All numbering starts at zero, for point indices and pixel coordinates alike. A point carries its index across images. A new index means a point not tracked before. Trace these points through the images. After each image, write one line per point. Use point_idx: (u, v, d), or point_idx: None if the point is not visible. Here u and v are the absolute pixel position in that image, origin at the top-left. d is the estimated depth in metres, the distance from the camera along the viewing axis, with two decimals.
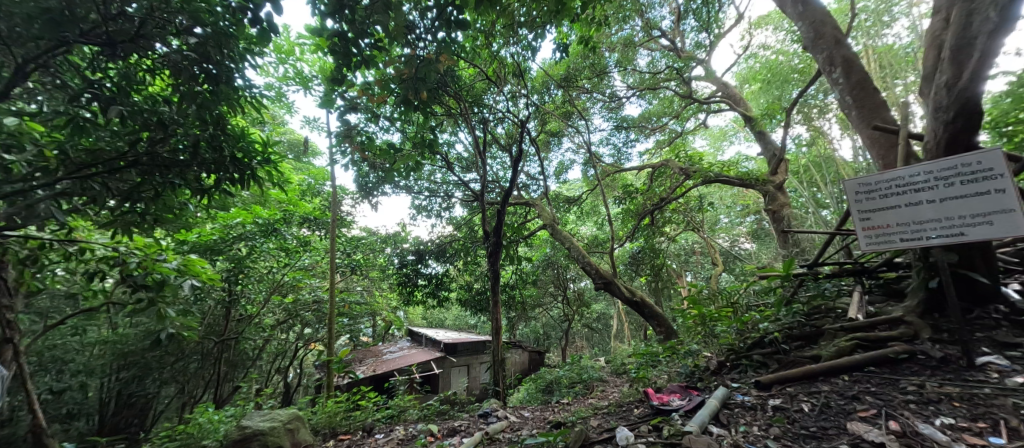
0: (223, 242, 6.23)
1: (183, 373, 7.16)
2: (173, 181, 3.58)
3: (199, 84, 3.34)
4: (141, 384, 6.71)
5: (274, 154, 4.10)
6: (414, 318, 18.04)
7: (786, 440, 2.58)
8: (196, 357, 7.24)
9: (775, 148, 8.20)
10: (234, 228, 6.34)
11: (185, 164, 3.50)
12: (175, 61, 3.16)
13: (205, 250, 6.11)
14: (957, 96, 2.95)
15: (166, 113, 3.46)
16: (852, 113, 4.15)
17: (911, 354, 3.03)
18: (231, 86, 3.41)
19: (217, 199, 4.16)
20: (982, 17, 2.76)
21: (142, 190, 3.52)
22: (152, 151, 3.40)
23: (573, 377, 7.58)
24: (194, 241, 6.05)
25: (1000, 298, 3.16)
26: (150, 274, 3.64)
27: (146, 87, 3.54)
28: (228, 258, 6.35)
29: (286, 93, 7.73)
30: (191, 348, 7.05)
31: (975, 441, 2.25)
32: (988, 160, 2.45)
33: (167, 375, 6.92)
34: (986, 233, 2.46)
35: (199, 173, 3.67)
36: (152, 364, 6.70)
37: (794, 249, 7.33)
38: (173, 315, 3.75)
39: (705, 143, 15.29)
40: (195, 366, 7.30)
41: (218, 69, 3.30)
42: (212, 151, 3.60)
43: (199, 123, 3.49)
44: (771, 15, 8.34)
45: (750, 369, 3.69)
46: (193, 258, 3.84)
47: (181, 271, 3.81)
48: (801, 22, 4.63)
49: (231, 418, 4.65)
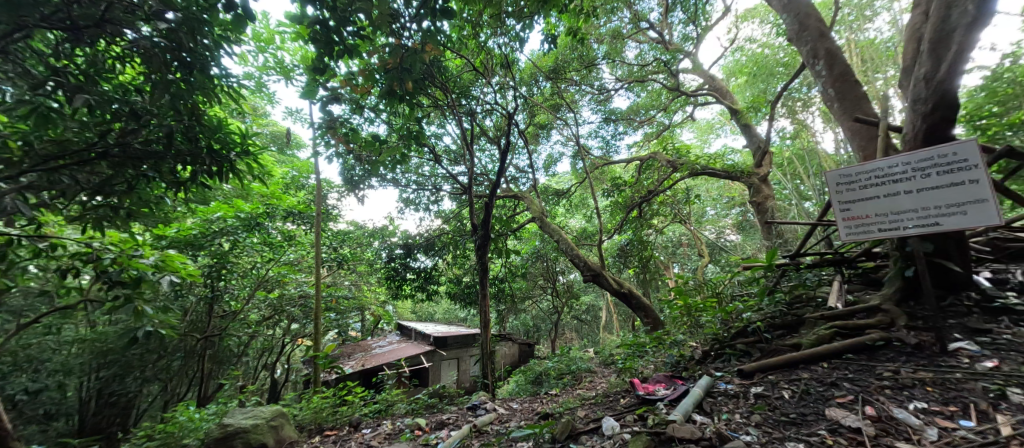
0: (204, 237, 6.11)
1: (167, 372, 6.94)
2: (148, 174, 3.49)
3: (172, 72, 3.24)
4: (122, 383, 6.53)
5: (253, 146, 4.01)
6: (404, 312, 18.08)
7: (767, 428, 2.64)
8: (179, 354, 7.01)
9: (761, 140, 8.26)
10: (215, 222, 6.24)
11: (159, 155, 3.42)
12: (145, 47, 3.07)
13: (184, 245, 6.02)
14: (935, 88, 2.97)
15: (138, 103, 3.37)
16: (835, 105, 4.18)
17: (887, 341, 3.08)
18: (206, 74, 3.33)
19: (194, 192, 4.07)
20: (960, 10, 2.80)
21: (115, 184, 3.43)
22: (124, 142, 3.30)
23: (562, 368, 7.65)
24: (172, 235, 5.98)
25: (972, 285, 3.21)
26: (127, 269, 3.57)
27: (116, 75, 3.44)
28: (210, 253, 6.20)
29: (265, 83, 7.56)
30: (173, 345, 6.76)
31: (947, 424, 2.33)
32: (963, 150, 2.50)
33: (148, 374, 6.73)
34: (961, 222, 2.51)
35: (175, 165, 3.58)
36: (133, 361, 6.52)
37: (779, 240, 7.46)
38: (150, 313, 3.69)
39: (692, 135, 15.44)
40: (178, 363, 7.05)
41: (192, 56, 3.23)
42: (187, 142, 3.53)
43: (174, 113, 3.40)
44: (756, 9, 8.40)
45: (734, 358, 3.75)
46: (172, 253, 3.78)
47: (160, 267, 3.75)
48: (786, 14, 4.60)
49: (213, 416, 4.65)
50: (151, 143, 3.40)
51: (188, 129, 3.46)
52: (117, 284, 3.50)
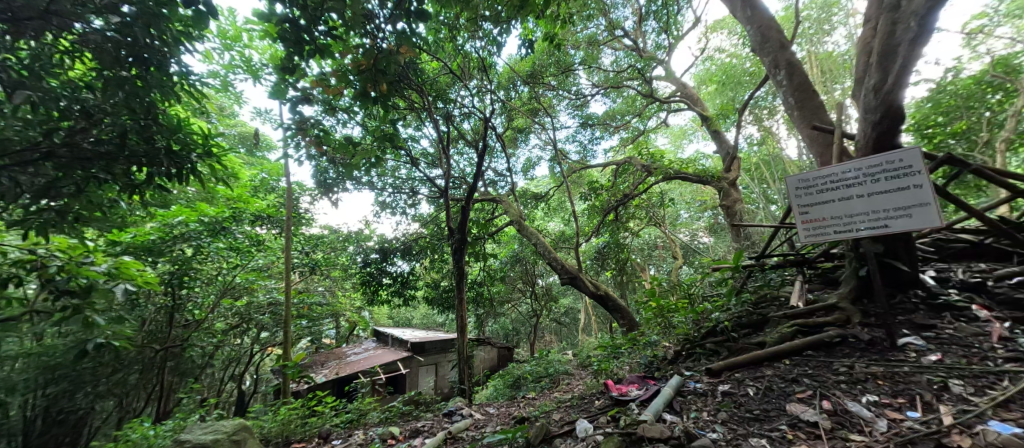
0: (163, 242, 5.83)
1: (121, 386, 6.57)
2: (100, 176, 3.36)
3: (128, 69, 3.21)
4: (71, 400, 5.99)
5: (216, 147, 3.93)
6: (381, 317, 17.87)
7: (732, 424, 2.73)
8: (135, 367, 6.72)
9: (730, 145, 8.50)
10: (176, 226, 6.00)
11: (112, 156, 3.31)
12: (96, 42, 3.04)
13: (142, 251, 5.74)
14: (883, 99, 3.13)
15: (89, 101, 3.28)
16: (795, 114, 4.36)
17: (843, 338, 3.22)
18: (164, 72, 3.31)
19: (151, 196, 3.97)
20: (904, 26, 2.96)
21: (62, 186, 3.29)
22: (72, 141, 3.20)
23: (539, 371, 7.72)
24: (127, 241, 5.64)
25: (918, 283, 3.39)
26: (75, 277, 3.46)
27: (65, 70, 3.31)
28: (171, 260, 6.00)
29: (233, 83, 7.40)
30: (129, 357, 6.50)
31: (895, 416, 2.45)
32: (908, 157, 2.64)
33: (101, 389, 6.26)
34: (907, 225, 2.66)
35: (131, 167, 3.46)
36: (86, 375, 5.98)
37: (747, 242, 7.70)
38: (101, 324, 3.60)
39: (667, 141, 15.80)
40: (135, 377, 6.78)
41: (149, 52, 3.22)
42: (143, 142, 3.45)
43: (129, 112, 3.31)
44: (725, 20, 8.68)
45: (704, 357, 3.84)
46: (126, 260, 3.70)
47: (113, 275, 3.66)
48: (749, 26, 4.76)
49: (170, 432, 4.47)
50: (103, 143, 3.30)
51: (143, 129, 3.37)
52: (65, 294, 3.37)
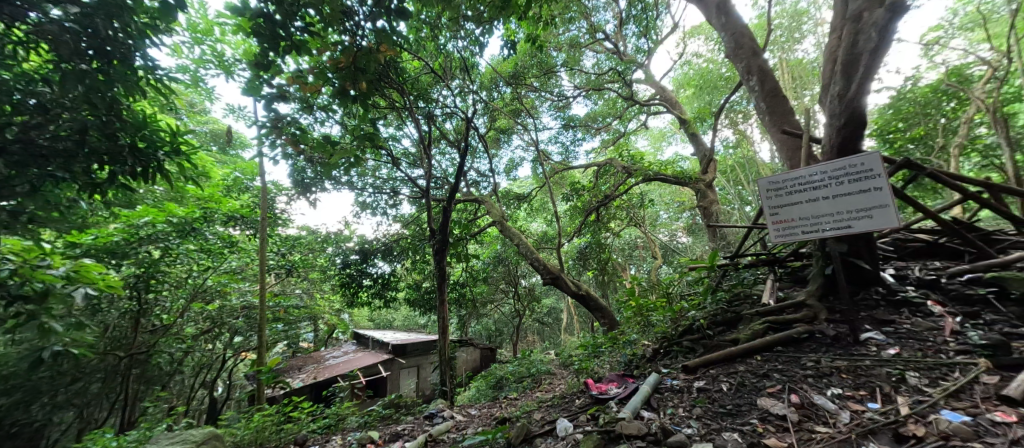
0: (128, 245, 5.59)
1: (82, 395, 5.96)
2: (58, 175, 3.26)
3: (88, 62, 3.17)
4: (27, 411, 5.44)
5: (183, 144, 3.89)
6: (362, 320, 17.69)
7: (707, 419, 2.82)
8: (98, 376, 6.10)
9: (707, 148, 8.70)
10: (141, 227, 5.80)
11: (72, 153, 3.24)
12: (53, 32, 3.01)
13: (104, 253, 5.40)
14: (847, 105, 3.27)
15: (45, 95, 3.20)
16: (766, 118, 4.51)
17: (810, 334, 3.35)
18: (127, 65, 3.30)
19: (114, 196, 3.89)
20: (866, 36, 3.11)
21: (15, 185, 3.17)
22: (26, 137, 3.10)
23: (522, 371, 7.79)
24: (89, 243, 5.39)
25: (880, 281, 3.55)
26: (30, 282, 3.34)
27: (19, 62, 3.21)
28: (135, 263, 5.77)
29: (204, 78, 7.23)
30: (91, 365, 5.92)
31: (857, 407, 2.58)
32: (869, 161, 2.77)
33: (60, 399, 5.71)
34: (868, 226, 2.79)
35: (91, 165, 3.41)
36: (43, 386, 5.49)
37: (723, 242, 7.90)
38: (58, 330, 3.56)
39: (647, 143, 16.07)
40: (98, 386, 6.18)
41: (112, 45, 3.21)
42: (105, 139, 3.38)
43: (90, 107, 3.26)
44: (702, 26, 8.89)
45: (681, 355, 3.93)
46: (87, 262, 3.58)
47: (72, 278, 3.55)
48: (724, 33, 4.89)
49: (135, 443, 4.34)
50: (61, 139, 3.21)
51: (105, 126, 3.33)
52: (18, 299, 3.28)
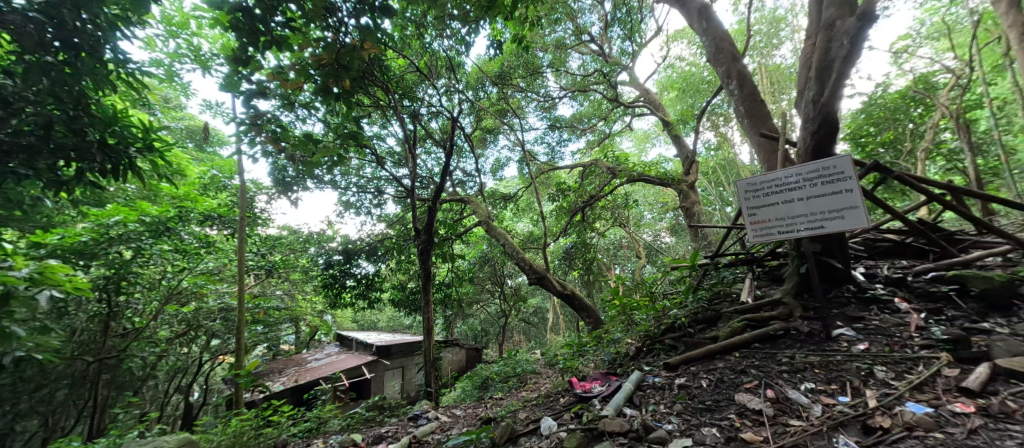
0: (98, 245, 5.44)
1: (45, 403, 5.83)
2: (21, 171, 3.21)
3: (54, 54, 3.16)
4: None
5: (156, 141, 3.85)
6: (345, 321, 17.52)
7: (687, 415, 2.90)
8: (64, 382, 5.99)
9: (689, 150, 8.85)
10: (112, 227, 5.65)
11: (36, 148, 3.21)
12: (17, 23, 2.97)
13: (71, 254, 5.24)
14: (820, 110, 3.39)
15: (8, 88, 3.16)
16: (745, 121, 4.64)
17: (786, 331, 3.45)
18: (96, 58, 3.28)
19: (81, 194, 3.83)
20: (839, 43, 3.23)
21: None
22: None
23: (507, 371, 7.84)
24: (54, 244, 5.24)
25: (851, 279, 3.69)
26: None
27: None
28: (105, 264, 5.62)
29: (178, 73, 7.10)
30: (56, 371, 5.80)
31: (828, 401, 2.68)
32: (841, 163, 2.88)
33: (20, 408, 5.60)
34: (840, 226, 2.90)
35: (56, 161, 3.35)
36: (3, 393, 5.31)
37: (705, 243, 8.06)
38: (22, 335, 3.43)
39: (632, 144, 16.27)
40: (65, 393, 6.04)
41: (80, 37, 3.20)
42: (71, 134, 3.35)
43: (55, 99, 3.23)
44: (685, 30, 9.06)
45: (663, 353, 4.01)
46: (52, 264, 3.48)
47: (36, 280, 3.44)
48: (705, 38, 5.00)
49: None
50: (23, 134, 3.17)
51: (73, 120, 3.32)
52: None
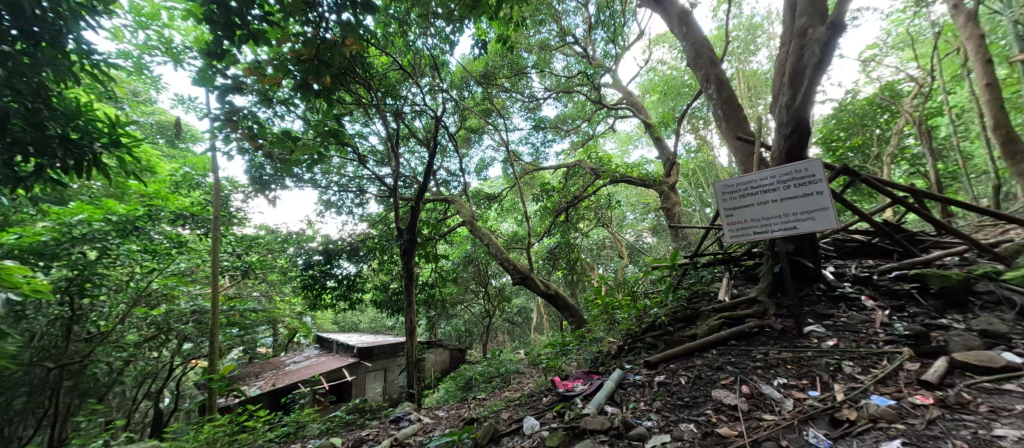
0: (58, 245, 5.19)
1: None
2: None
3: (14, 44, 3.12)
4: None
5: (122, 136, 3.80)
6: (326, 323, 17.29)
7: (666, 412, 2.98)
8: (22, 389, 4.97)
9: (671, 152, 9.01)
10: (75, 226, 5.45)
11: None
12: None
13: (30, 254, 5.03)
14: (793, 115, 3.52)
15: None
16: (722, 124, 4.77)
17: (761, 328, 3.56)
18: (59, 48, 3.28)
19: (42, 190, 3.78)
20: (811, 51, 3.35)
21: None
22: None
23: (490, 372, 7.87)
24: (11, 243, 5.05)
25: (821, 277, 3.83)
26: None
27: None
28: (68, 265, 5.23)
29: (147, 65, 6.90)
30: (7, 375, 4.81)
31: (800, 395, 2.79)
32: (812, 166, 3.00)
33: None
34: (811, 227, 3.02)
35: (15, 157, 3.29)
36: None
37: (684, 243, 8.22)
38: None
39: (614, 145, 16.46)
40: (22, 401, 5.02)
41: (40, 26, 3.19)
42: (31, 128, 3.29)
43: (13, 92, 3.13)
44: (666, 34, 9.22)
45: (644, 351, 4.15)
46: (10, 265, 3.36)
47: None
48: (684, 42, 5.12)
49: None
50: None
51: (34, 114, 3.26)
52: None
